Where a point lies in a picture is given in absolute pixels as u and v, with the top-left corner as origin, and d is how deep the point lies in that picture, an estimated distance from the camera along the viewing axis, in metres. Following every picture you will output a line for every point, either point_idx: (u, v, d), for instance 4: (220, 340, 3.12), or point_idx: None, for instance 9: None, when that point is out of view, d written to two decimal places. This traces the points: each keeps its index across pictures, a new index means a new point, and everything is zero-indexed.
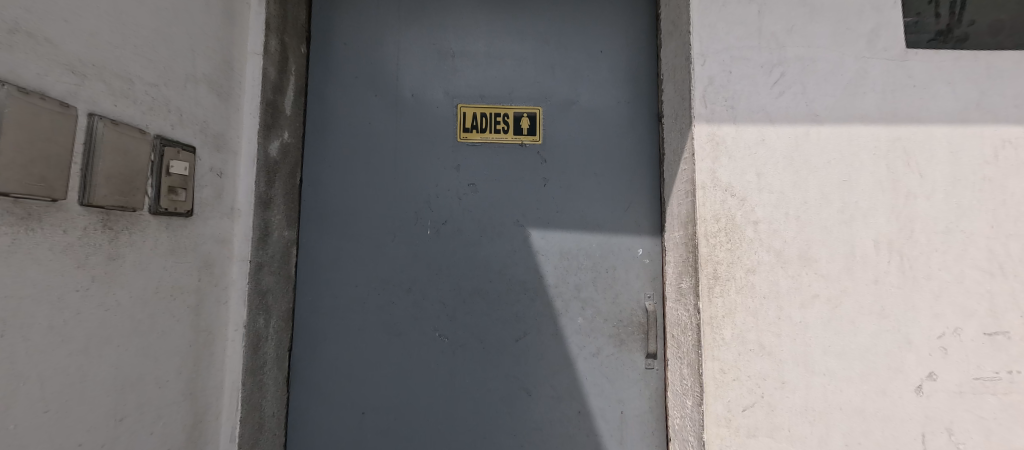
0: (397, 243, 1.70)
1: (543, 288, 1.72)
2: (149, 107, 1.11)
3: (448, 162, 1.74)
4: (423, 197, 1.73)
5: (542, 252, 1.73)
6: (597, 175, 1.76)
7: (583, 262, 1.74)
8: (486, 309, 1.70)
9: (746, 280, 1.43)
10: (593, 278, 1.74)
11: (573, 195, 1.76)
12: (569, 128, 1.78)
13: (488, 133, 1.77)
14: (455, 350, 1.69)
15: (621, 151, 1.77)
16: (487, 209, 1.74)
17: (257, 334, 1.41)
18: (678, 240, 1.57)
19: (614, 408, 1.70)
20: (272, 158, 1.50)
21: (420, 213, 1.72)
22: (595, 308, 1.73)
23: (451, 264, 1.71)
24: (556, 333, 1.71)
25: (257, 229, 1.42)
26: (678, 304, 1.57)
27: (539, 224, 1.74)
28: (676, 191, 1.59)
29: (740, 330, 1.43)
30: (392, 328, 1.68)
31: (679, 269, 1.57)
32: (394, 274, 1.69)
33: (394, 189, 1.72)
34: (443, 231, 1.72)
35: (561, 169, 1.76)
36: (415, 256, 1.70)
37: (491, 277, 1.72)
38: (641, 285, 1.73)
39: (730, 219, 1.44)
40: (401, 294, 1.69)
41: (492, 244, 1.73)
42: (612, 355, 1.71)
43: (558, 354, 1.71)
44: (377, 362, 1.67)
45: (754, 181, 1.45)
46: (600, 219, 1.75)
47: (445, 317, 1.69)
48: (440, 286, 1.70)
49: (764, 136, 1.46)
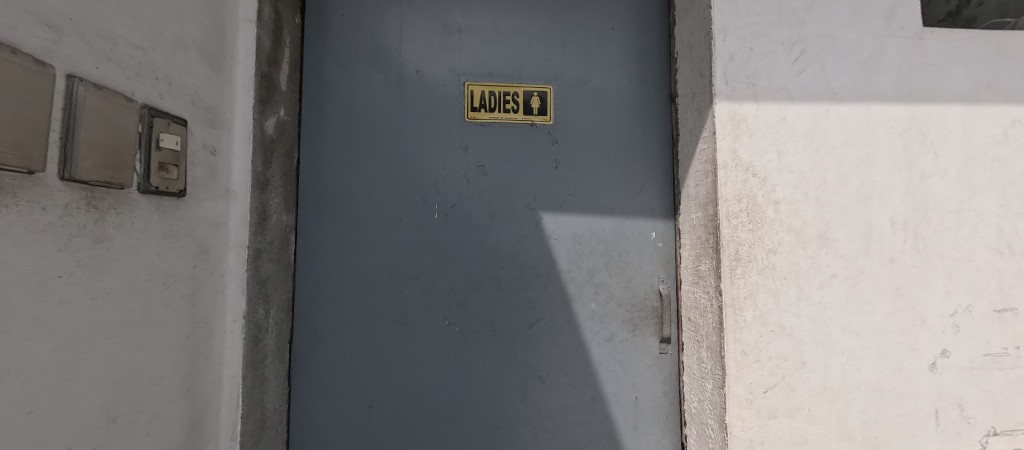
0: (403, 228, 1.61)
1: (556, 273, 1.67)
2: (136, 73, 0.98)
3: (456, 143, 1.66)
4: (430, 179, 1.64)
5: (555, 237, 1.68)
6: (609, 156, 1.71)
7: (596, 246, 1.69)
8: (498, 296, 1.64)
9: (767, 262, 1.41)
10: (606, 263, 1.69)
11: (585, 177, 1.70)
12: (580, 108, 1.72)
13: (496, 112, 1.69)
14: (465, 339, 1.62)
15: (633, 132, 1.73)
16: (497, 192, 1.66)
17: (256, 325, 1.30)
18: (696, 222, 1.54)
19: (628, 394, 1.67)
20: (268, 136, 1.37)
21: (426, 197, 1.63)
22: (608, 292, 1.68)
23: (460, 250, 1.63)
24: (569, 319, 1.66)
25: (254, 212, 1.30)
26: (696, 287, 1.54)
27: (550, 208, 1.68)
28: (693, 171, 1.55)
29: (761, 312, 1.39)
30: (398, 317, 1.59)
31: (696, 252, 1.54)
32: (400, 260, 1.60)
33: (399, 171, 1.62)
34: (452, 216, 1.64)
35: (572, 151, 1.70)
36: (423, 242, 1.62)
37: (503, 263, 1.65)
38: (654, 269, 1.70)
39: (752, 199, 1.41)
40: (408, 282, 1.60)
41: (503, 229, 1.66)
42: (626, 340, 1.68)
43: (571, 341, 1.66)
44: (383, 353, 1.58)
45: (775, 160, 1.43)
46: (613, 202, 1.71)
47: (455, 304, 1.62)
48: (449, 272, 1.62)
49: (785, 115, 1.43)
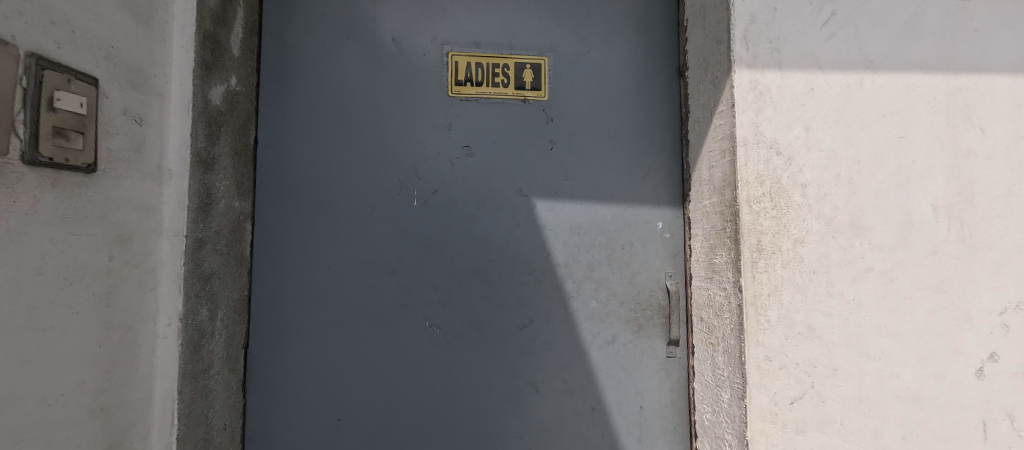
0: (377, 216, 1.41)
1: (551, 268, 1.48)
2: (18, 12, 0.78)
3: (438, 121, 1.46)
4: (409, 162, 1.44)
5: (550, 227, 1.49)
6: (611, 137, 1.52)
7: (596, 238, 1.50)
8: (486, 294, 1.45)
9: (793, 253, 1.22)
10: (607, 256, 1.50)
11: (584, 159, 1.51)
12: (579, 82, 1.53)
13: (484, 87, 1.49)
14: (449, 343, 1.42)
15: (637, 110, 1.54)
16: (484, 176, 1.47)
17: (197, 329, 1.10)
18: (709, 209, 1.36)
19: (632, 403, 1.48)
20: (215, 107, 1.16)
21: (404, 181, 1.43)
22: (610, 289, 1.50)
23: (444, 241, 1.44)
24: (566, 320, 1.48)
25: (195, 196, 1.09)
26: (710, 283, 1.35)
27: (544, 195, 1.49)
28: (706, 152, 1.37)
29: (787, 311, 1.21)
30: (372, 318, 1.40)
31: (710, 243, 1.36)
32: (374, 253, 1.40)
33: (373, 153, 1.43)
34: (433, 203, 1.44)
35: (569, 130, 1.51)
36: (400, 232, 1.42)
37: (492, 256, 1.46)
38: (661, 263, 1.52)
39: (776, 181, 1.23)
40: (384, 278, 1.40)
41: (492, 217, 1.47)
42: (629, 343, 1.50)
43: (568, 343, 1.47)
44: (355, 359, 1.38)
45: (802, 137, 1.24)
46: (615, 187, 1.52)
47: (438, 303, 1.42)
48: (431, 267, 1.43)
49: (813, 85, 1.25)
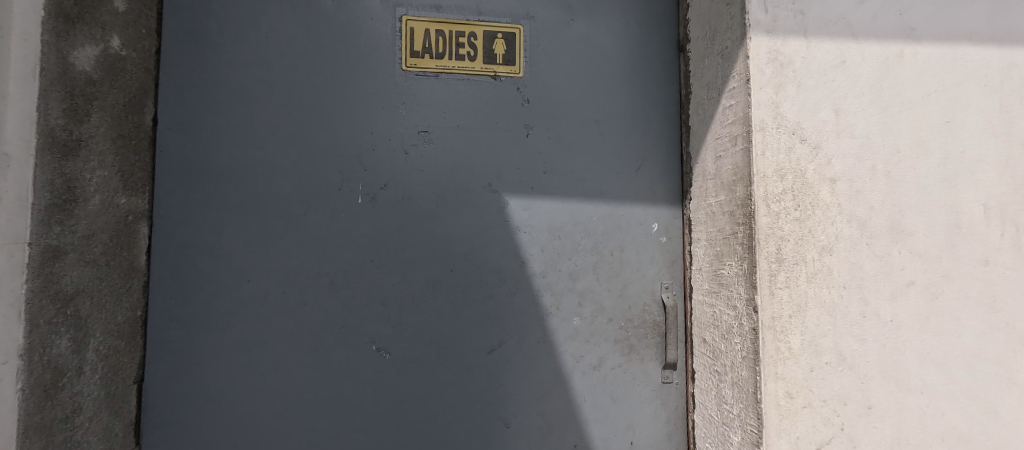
0: (311, 217, 1.15)
1: (526, 279, 1.24)
2: None
3: (389, 100, 1.20)
4: (352, 149, 1.17)
5: (524, 229, 1.24)
6: (598, 122, 1.28)
7: (580, 242, 1.26)
8: (447, 311, 1.20)
9: (820, 264, 1.00)
10: (593, 264, 1.26)
11: (566, 149, 1.26)
12: (561, 57, 1.27)
13: (447, 60, 1.23)
14: (401, 370, 1.17)
15: (630, 90, 1.29)
16: (446, 168, 1.22)
17: (50, 368, 0.83)
18: (716, 209, 1.12)
19: (621, 439, 1.25)
20: (82, 73, 0.88)
21: (345, 174, 1.17)
22: (596, 304, 1.26)
23: (395, 248, 1.18)
24: (544, 341, 1.23)
25: (44, 189, 0.81)
26: (716, 299, 1.12)
27: (517, 191, 1.24)
28: (712, 140, 1.13)
29: (811, 335, 0.98)
30: (305, 342, 1.14)
31: (716, 250, 1.12)
32: (308, 262, 1.14)
33: (307, 138, 1.16)
34: (382, 201, 1.18)
35: (548, 114, 1.26)
36: (341, 237, 1.16)
37: (454, 266, 1.21)
38: (656, 272, 1.28)
39: (800, 176, 0.99)
40: (320, 293, 1.14)
41: (454, 218, 1.21)
42: (619, 367, 1.26)
43: (546, 369, 1.24)
44: (284, 392, 1.13)
45: (831, 121, 1.01)
46: (602, 183, 1.28)
47: (387, 323, 1.17)
48: (379, 279, 1.17)
49: (844, 57, 1.02)
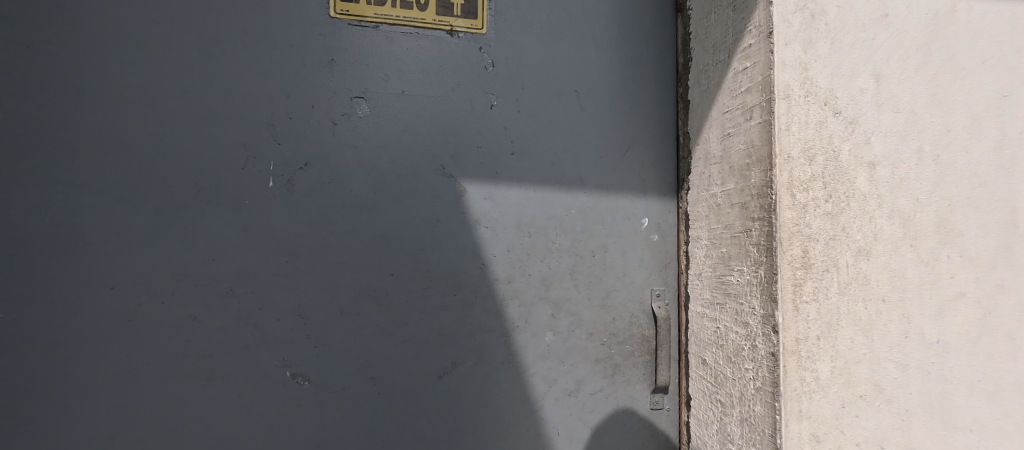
0: (205, 205, 0.88)
1: (488, 286, 1.00)
2: None
3: (313, 56, 0.93)
4: (262, 119, 0.91)
5: (485, 223, 1.00)
6: (578, 93, 1.04)
7: (554, 240, 1.03)
8: (387, 326, 0.95)
9: (855, 271, 0.79)
10: (570, 268, 1.03)
11: (538, 124, 1.03)
12: (534, 12, 1.03)
13: (389, 8, 0.96)
14: (325, 402, 0.92)
15: (618, 56, 1.06)
16: (386, 145, 0.96)
17: None
18: (722, 201, 0.90)
19: None
20: None
21: (254, 150, 0.90)
22: (573, 316, 1.03)
23: (319, 246, 0.92)
24: (509, 362, 1.00)
25: None
26: (721, 313, 0.90)
27: (478, 176, 1.00)
28: (717, 115, 0.91)
29: (844, 362, 0.78)
30: (197, 367, 0.87)
31: (722, 252, 0.90)
32: (201, 264, 0.88)
33: (202, 102, 0.89)
34: (302, 186, 0.92)
35: (518, 82, 1.02)
36: (246, 231, 0.90)
37: (397, 269, 0.96)
38: (645, 278, 1.06)
39: (833, 159, 0.78)
40: (215, 302, 0.88)
41: (397, 209, 0.96)
42: (599, 393, 1.04)
43: (511, 397, 1.00)
44: (168, 433, 0.86)
45: (871, 90, 0.80)
46: (582, 167, 1.04)
47: (308, 341, 0.92)
48: (297, 286, 0.91)
49: (887, 10, 0.81)
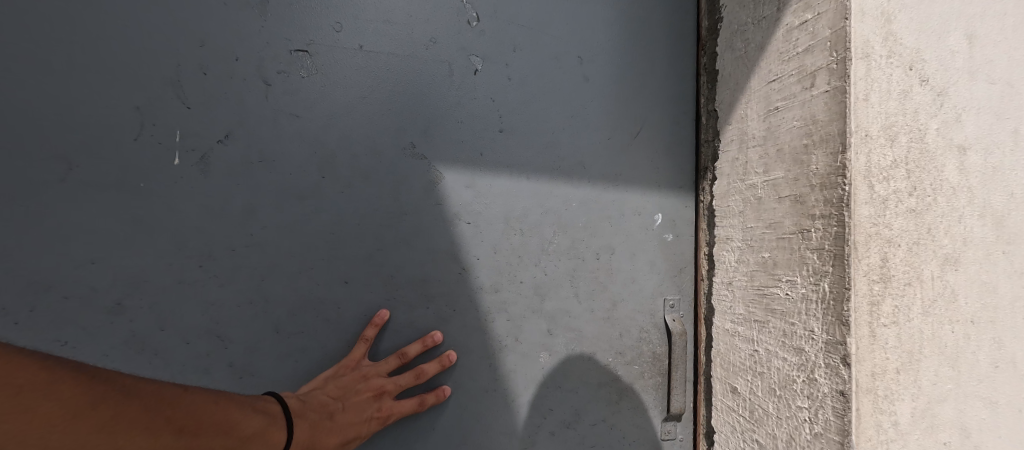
0: (83, 189, 0.66)
1: (466, 295, 0.81)
2: None
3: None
4: (165, 74, 0.68)
5: (467, 218, 0.80)
6: (581, 59, 0.84)
7: (550, 240, 0.84)
8: (338, 347, 0.75)
9: (942, 285, 0.61)
10: (569, 274, 0.85)
11: (533, 96, 0.82)
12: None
13: None
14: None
15: (630, 13, 0.86)
16: (335, 113, 0.74)
17: None
18: (761, 194, 0.73)
19: None
20: None
21: (150, 114, 0.68)
22: (571, 331, 0.85)
23: (247, 245, 0.71)
24: (494, 390, 0.82)
25: None
26: (761, 333, 0.73)
27: (453, 161, 0.79)
28: (761, 87, 0.73)
29: (928, 402, 0.61)
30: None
31: (763, 257, 0.72)
32: (80, 270, 0.66)
33: (75, 47, 0.65)
34: (222, 165, 0.70)
35: (507, 40, 0.81)
36: (144, 224, 0.68)
37: (351, 275, 0.75)
38: (656, 285, 0.89)
39: (921, 139, 0.60)
40: (97, 322, 0.66)
41: (350, 198, 0.75)
42: (601, 423, 0.87)
43: (497, 431, 0.82)
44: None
45: (965, 53, 0.62)
46: (585, 151, 0.85)
47: (234, 370, 0.71)
48: (215, 299, 0.70)
49: None
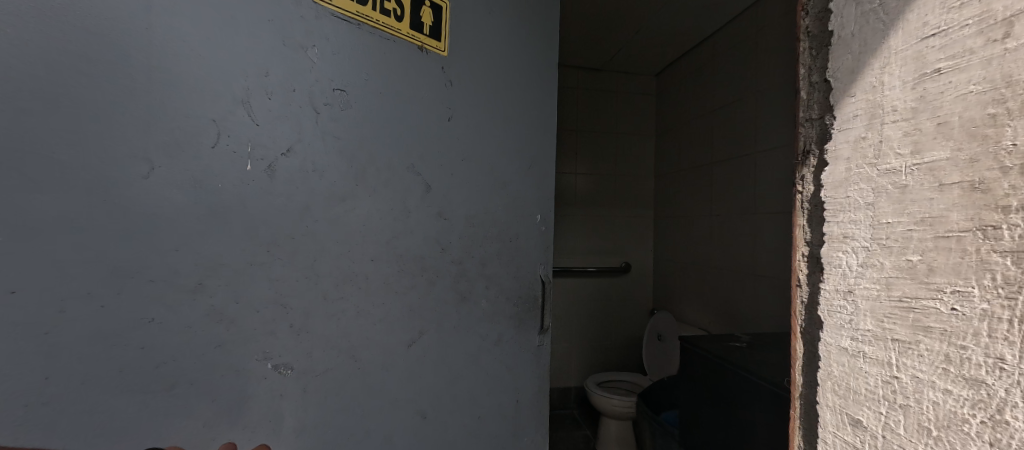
0: (189, 196, 0.81)
1: (444, 266, 1.22)
2: None
3: (290, 35, 0.92)
4: (235, 93, 0.85)
5: (449, 215, 1.22)
6: (506, 117, 1.38)
7: (490, 230, 1.33)
8: (369, 305, 1.06)
9: None
10: (499, 250, 1.36)
11: (480, 136, 1.30)
12: (482, 47, 1.31)
13: (373, 12, 1.06)
14: (307, 389, 0.97)
15: (534, 87, 1.49)
16: (363, 141, 1.04)
17: None
18: (903, 183, 0.58)
19: (510, 405, 1.42)
20: None
21: (224, 127, 0.84)
22: (499, 286, 1.37)
23: (302, 234, 0.95)
24: (459, 326, 1.26)
25: None
26: (903, 356, 0.58)
27: (448, 185, 1.22)
28: (906, 47, 0.58)
29: None
30: (155, 376, 0.78)
31: (909, 261, 0.58)
32: (163, 258, 0.78)
33: (161, 74, 0.78)
34: (285, 170, 0.92)
35: (473, 98, 1.28)
36: (223, 216, 0.85)
37: (376, 255, 1.07)
38: (539, 254, 1.50)
39: None
40: (179, 300, 0.80)
41: (375, 203, 1.06)
42: (511, 342, 1.42)
43: (461, 354, 1.27)
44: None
45: None
46: (506, 174, 1.38)
47: (287, 329, 0.94)
48: (279, 275, 0.92)
49: None
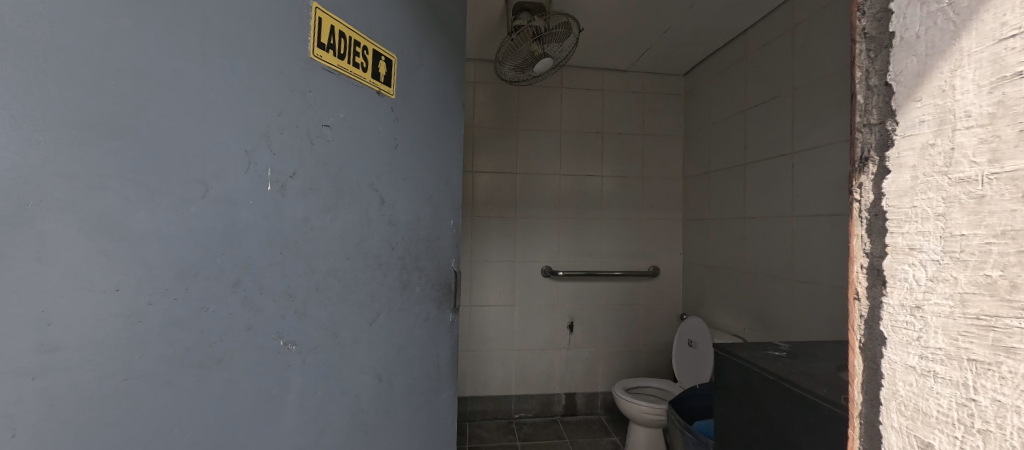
0: (231, 209, 0.89)
1: (393, 261, 1.31)
2: None
3: (295, 82, 1.01)
4: (259, 129, 0.93)
5: (395, 221, 1.31)
6: (432, 143, 1.49)
7: (422, 231, 1.44)
8: (345, 298, 1.15)
9: None
10: (426, 246, 1.46)
11: (418, 162, 1.41)
12: (415, 82, 1.41)
13: (347, 65, 1.15)
14: (306, 361, 1.06)
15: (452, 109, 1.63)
16: (343, 164, 1.13)
17: None
18: (973, 195, 0.55)
19: (433, 366, 1.53)
20: None
21: (254, 157, 0.92)
22: (426, 275, 1.47)
23: (306, 240, 1.04)
24: (403, 309, 1.36)
25: None
26: (982, 378, 0.55)
27: (395, 198, 1.31)
28: (980, 50, 0.56)
29: None
30: (205, 352, 0.86)
31: (987, 277, 0.55)
32: (216, 259, 0.87)
33: (216, 108, 0.86)
34: (294, 193, 1.01)
35: (412, 120, 1.40)
36: (255, 227, 0.93)
37: (350, 254, 1.16)
38: (451, 250, 1.61)
39: None
40: (224, 296, 0.89)
41: (347, 215, 1.15)
42: (435, 318, 1.53)
43: (403, 327, 1.36)
44: (182, 434, 0.83)
45: None
46: (429, 188, 1.47)
47: (293, 315, 1.02)
48: (287, 271, 1.00)
49: None
